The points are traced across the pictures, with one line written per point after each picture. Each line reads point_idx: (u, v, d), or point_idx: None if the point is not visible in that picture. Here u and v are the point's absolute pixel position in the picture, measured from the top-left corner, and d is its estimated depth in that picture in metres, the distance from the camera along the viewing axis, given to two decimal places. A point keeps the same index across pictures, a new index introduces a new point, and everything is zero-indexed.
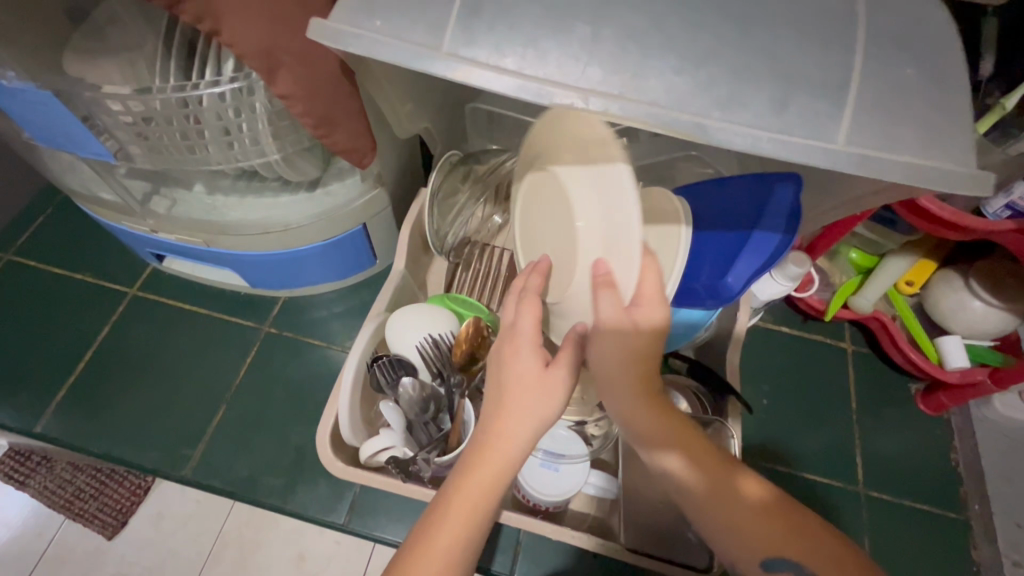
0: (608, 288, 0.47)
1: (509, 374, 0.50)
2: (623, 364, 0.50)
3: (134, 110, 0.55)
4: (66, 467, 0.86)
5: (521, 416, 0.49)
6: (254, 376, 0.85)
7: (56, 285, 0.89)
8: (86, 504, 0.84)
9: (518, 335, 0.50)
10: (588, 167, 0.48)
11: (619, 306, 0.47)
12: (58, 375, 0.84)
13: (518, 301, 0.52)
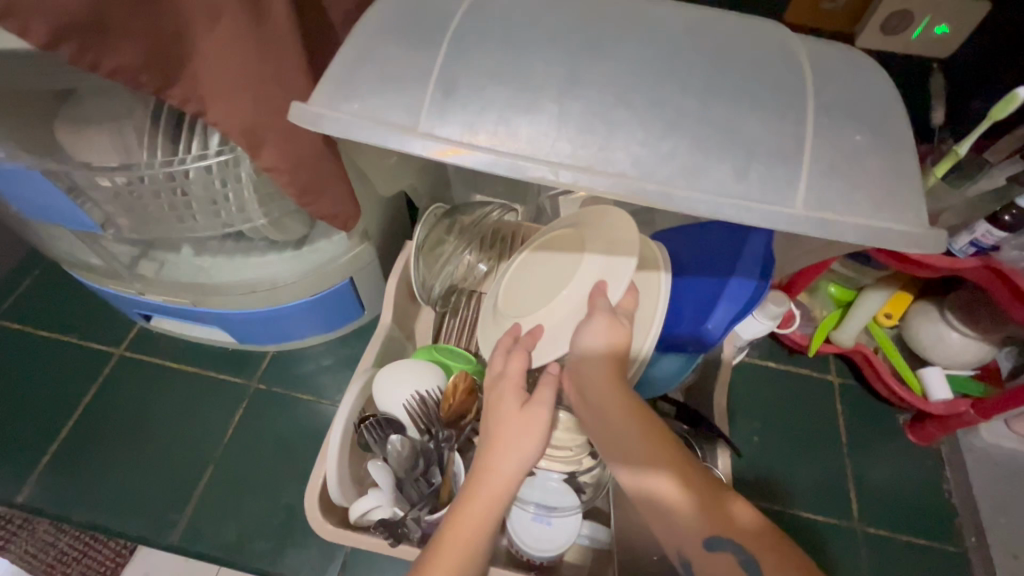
0: (600, 295, 0.55)
1: (495, 416, 0.52)
2: (604, 386, 0.51)
3: (121, 184, 0.57)
4: (49, 527, 0.78)
5: (511, 452, 0.49)
6: (243, 433, 0.84)
7: (43, 347, 0.89)
8: (68, 569, 0.75)
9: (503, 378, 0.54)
10: (607, 254, 0.58)
11: (607, 308, 0.54)
12: (42, 440, 0.82)
13: (507, 354, 0.56)
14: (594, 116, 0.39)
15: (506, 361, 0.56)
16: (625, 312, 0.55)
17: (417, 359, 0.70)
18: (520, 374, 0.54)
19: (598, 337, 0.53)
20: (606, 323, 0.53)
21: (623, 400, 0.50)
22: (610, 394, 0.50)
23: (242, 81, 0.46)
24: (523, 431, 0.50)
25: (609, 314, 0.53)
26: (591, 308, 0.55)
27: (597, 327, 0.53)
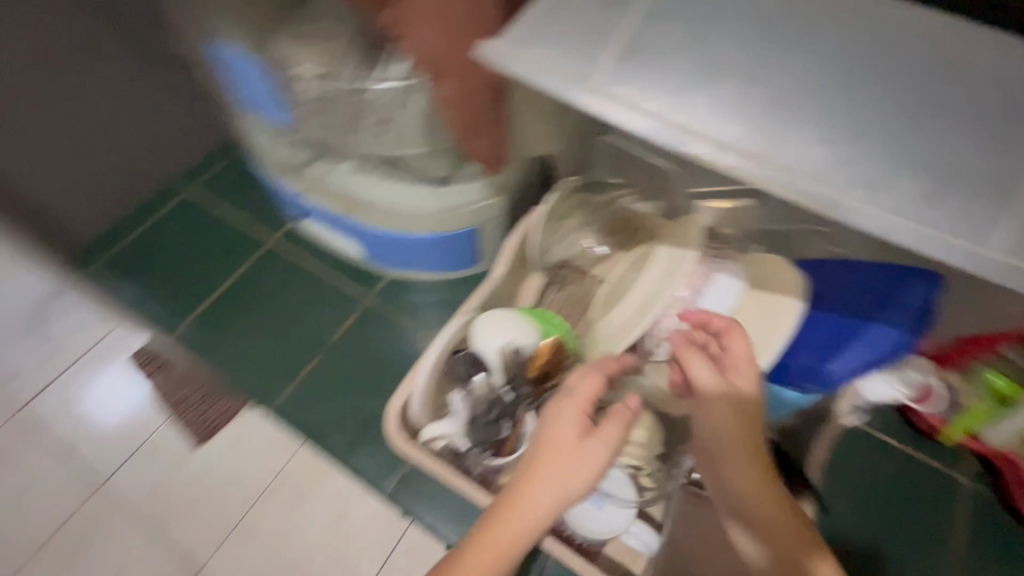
0: (691, 351, 0.54)
1: (547, 435, 0.49)
2: (718, 429, 0.50)
3: (313, 91, 0.66)
4: (182, 372, 0.93)
5: (555, 487, 0.46)
6: (348, 339, 0.93)
7: (219, 219, 1.04)
8: (186, 412, 0.90)
9: (564, 394, 0.52)
10: (678, 247, 0.68)
11: (699, 361, 0.53)
12: (203, 292, 0.99)
13: (583, 372, 0.54)
14: (773, 106, 0.38)
15: (579, 379, 0.53)
16: (738, 361, 0.53)
17: (517, 314, 0.69)
18: (586, 409, 0.51)
19: (709, 388, 0.51)
20: (713, 375, 0.52)
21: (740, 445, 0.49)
22: (726, 445, 0.49)
23: (436, 11, 0.48)
24: (577, 472, 0.47)
25: (712, 363, 0.53)
26: (682, 361, 0.54)
27: (707, 380, 0.52)
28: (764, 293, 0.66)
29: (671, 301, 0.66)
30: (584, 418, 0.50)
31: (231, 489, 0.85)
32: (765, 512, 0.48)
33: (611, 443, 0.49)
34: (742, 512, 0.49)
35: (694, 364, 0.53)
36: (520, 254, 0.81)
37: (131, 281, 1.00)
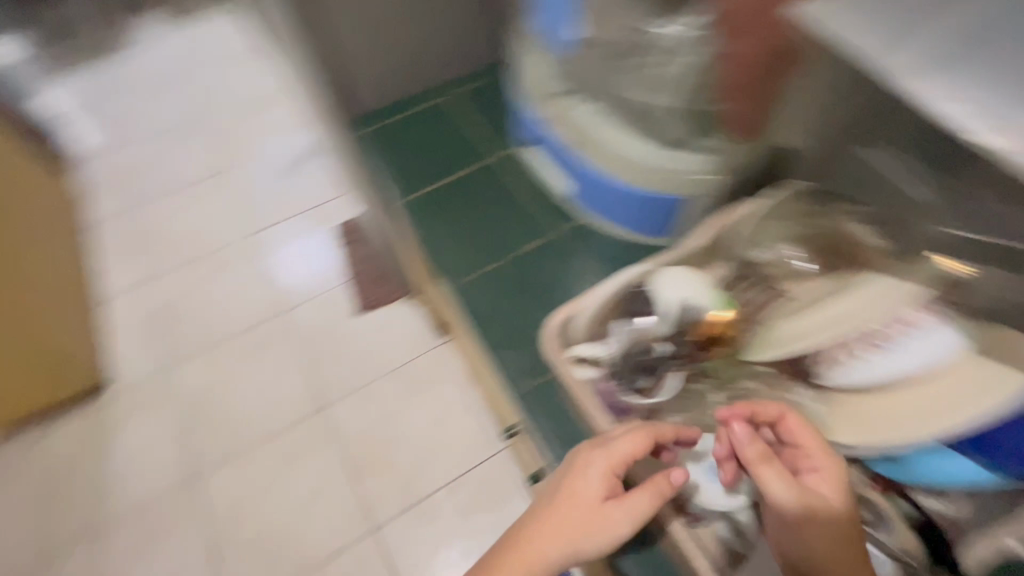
0: (764, 460, 0.60)
1: (577, 487, 0.64)
2: (790, 522, 0.58)
3: (610, 30, 0.78)
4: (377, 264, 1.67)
5: (568, 535, 0.61)
6: (530, 259, 1.02)
7: (463, 122, 1.17)
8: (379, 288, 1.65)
9: (598, 449, 0.65)
10: (884, 290, 0.63)
11: (780, 469, 0.60)
12: (429, 177, 1.12)
13: (627, 430, 0.65)
14: None
15: (624, 434, 0.66)
16: (811, 472, 0.60)
17: (700, 275, 0.71)
18: (614, 468, 0.64)
19: (788, 496, 0.58)
20: (791, 487, 0.58)
21: (817, 526, 0.57)
22: (801, 530, 0.57)
23: None
24: (597, 523, 0.62)
25: (786, 472, 0.59)
26: (758, 471, 0.60)
27: (779, 484, 0.59)
28: (982, 365, 0.59)
29: (864, 329, 0.64)
30: (611, 474, 0.64)
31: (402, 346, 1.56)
32: None
33: (631, 506, 0.62)
34: None
35: (769, 471, 0.60)
36: (710, 243, 0.80)
37: (373, 151, 1.16)
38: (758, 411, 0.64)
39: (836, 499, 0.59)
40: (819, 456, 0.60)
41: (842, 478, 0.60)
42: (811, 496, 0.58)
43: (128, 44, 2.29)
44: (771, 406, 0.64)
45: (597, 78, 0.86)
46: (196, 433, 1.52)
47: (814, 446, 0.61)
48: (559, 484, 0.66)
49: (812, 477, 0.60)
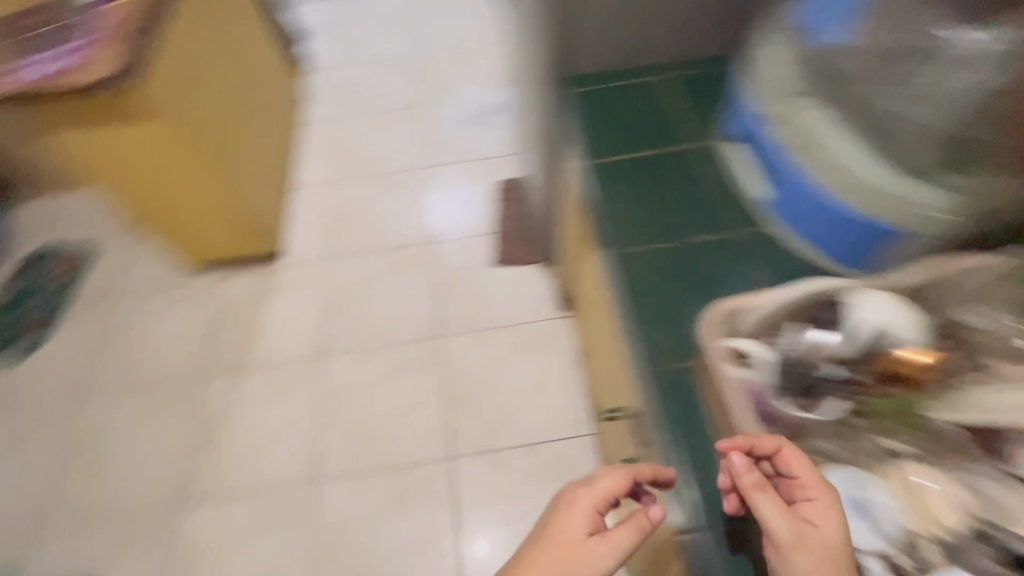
0: (761, 492, 0.59)
1: (562, 526, 0.74)
2: (785, 555, 0.57)
3: (883, 44, 0.80)
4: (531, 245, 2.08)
5: (553, 566, 0.70)
6: (704, 250, 0.95)
7: (668, 104, 1.13)
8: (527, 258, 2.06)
9: (582, 488, 0.76)
10: None
11: (773, 497, 0.59)
12: (619, 147, 1.09)
13: (606, 473, 0.78)
14: None
15: (602, 478, 0.78)
16: (805, 507, 0.59)
17: (899, 303, 0.68)
18: (594, 505, 0.75)
19: (781, 523, 0.57)
20: (783, 514, 0.58)
21: (812, 560, 0.55)
22: (796, 562, 0.56)
23: None
24: (583, 556, 0.71)
25: (777, 499, 0.59)
26: (754, 500, 0.59)
27: (774, 511, 0.58)
28: None
29: None
30: (592, 511, 0.75)
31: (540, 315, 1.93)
32: None
33: (613, 541, 0.72)
34: None
35: (763, 495, 0.59)
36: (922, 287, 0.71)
37: (571, 111, 1.16)
38: (758, 441, 0.62)
39: (831, 530, 0.57)
40: (814, 489, 0.59)
41: (837, 512, 0.58)
42: (803, 527, 0.57)
43: (401, 27, 2.93)
44: (769, 439, 0.62)
45: (857, 83, 0.83)
46: (346, 323, 1.96)
47: (810, 479, 0.59)
48: (546, 521, 0.76)
49: (807, 508, 0.59)
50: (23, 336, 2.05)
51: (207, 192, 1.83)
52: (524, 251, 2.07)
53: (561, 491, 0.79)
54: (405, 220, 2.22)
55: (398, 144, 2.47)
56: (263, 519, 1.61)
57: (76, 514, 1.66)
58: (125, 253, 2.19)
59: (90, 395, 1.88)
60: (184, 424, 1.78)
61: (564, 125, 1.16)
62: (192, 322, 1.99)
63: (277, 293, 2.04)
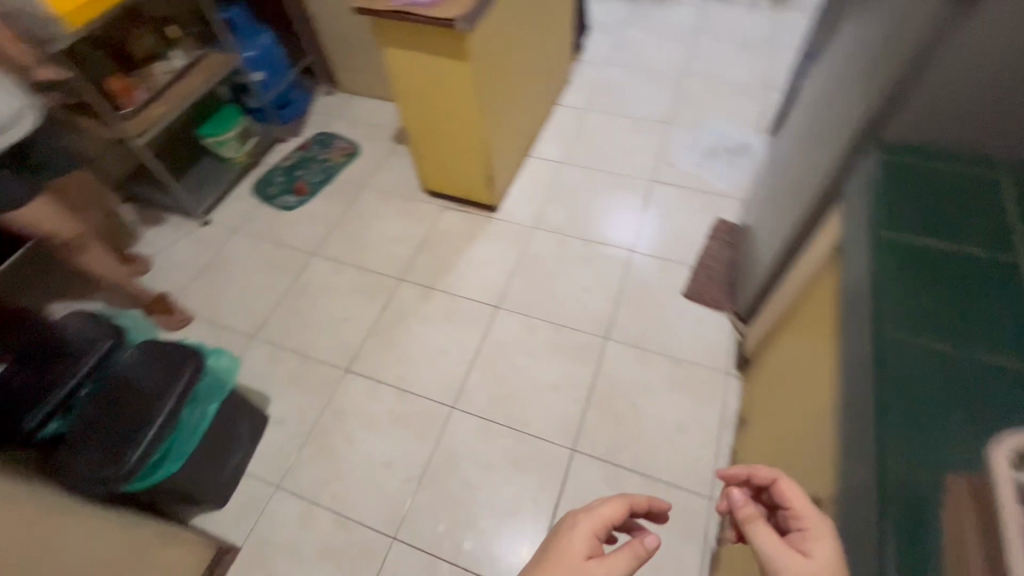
0: (759, 521, 0.82)
1: (564, 548, 0.85)
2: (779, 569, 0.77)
3: None
4: (727, 292, 2.00)
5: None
6: (1000, 371, 0.79)
7: (1002, 205, 0.99)
8: (718, 302, 1.98)
9: (584, 514, 0.89)
10: None
11: (766, 524, 0.81)
12: (926, 230, 0.97)
13: (606, 500, 0.91)
14: None
15: (601, 506, 0.90)
16: (799, 528, 0.82)
17: None
18: (596, 529, 0.87)
19: (773, 543, 0.79)
20: (777, 540, 0.79)
21: (801, 569, 0.75)
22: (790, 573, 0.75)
23: None
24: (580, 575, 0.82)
25: (770, 527, 0.81)
26: (751, 524, 0.82)
27: (768, 535, 0.80)
28: None
29: None
30: (594, 533, 0.88)
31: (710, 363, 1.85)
32: None
33: (609, 564, 0.83)
34: None
35: (758, 520, 0.82)
36: None
37: (878, 174, 1.07)
38: (755, 475, 0.91)
39: (821, 554, 0.76)
40: (812, 519, 0.81)
41: (829, 537, 0.77)
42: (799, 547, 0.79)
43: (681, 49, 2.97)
44: (767, 473, 0.90)
45: None
46: (528, 289, 2.08)
47: (802, 506, 0.83)
48: (552, 538, 0.88)
49: (805, 536, 0.80)
50: (294, 192, 2.48)
51: (471, 144, 2.05)
52: (719, 296, 2.00)
53: (567, 514, 0.92)
54: (614, 223, 2.28)
55: (635, 150, 2.53)
56: (400, 416, 1.80)
57: (275, 340, 2.02)
58: (380, 159, 2.59)
59: (315, 256, 2.25)
60: (371, 311, 2.07)
61: (864, 186, 1.08)
62: (408, 235, 2.29)
63: (481, 239, 2.25)
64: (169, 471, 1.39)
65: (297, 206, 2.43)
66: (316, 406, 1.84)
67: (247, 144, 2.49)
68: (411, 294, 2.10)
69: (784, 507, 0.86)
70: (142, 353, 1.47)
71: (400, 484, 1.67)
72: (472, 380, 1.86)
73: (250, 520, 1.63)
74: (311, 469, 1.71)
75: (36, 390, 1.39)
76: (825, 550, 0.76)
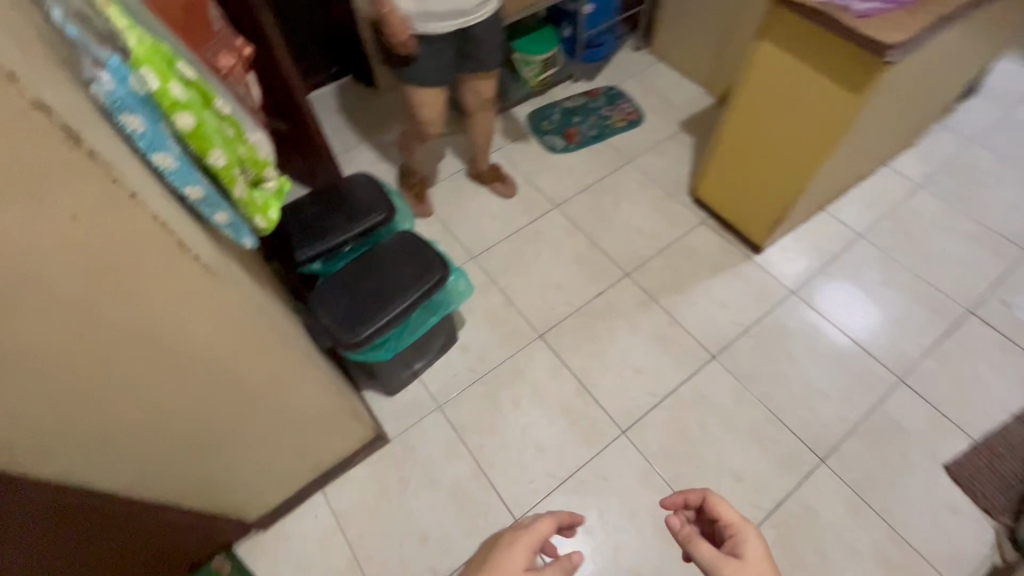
0: (697, 540, 0.84)
1: (502, 560, 0.86)
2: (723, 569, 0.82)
3: None
4: (1006, 495, 1.54)
5: None
6: None
7: None
8: (987, 499, 1.54)
9: (521, 531, 0.89)
10: None
11: (692, 534, 0.85)
12: None
13: (539, 519, 0.91)
14: None
15: (536, 522, 0.91)
16: (733, 540, 0.86)
17: None
18: (533, 544, 0.88)
19: (709, 554, 0.83)
20: (716, 553, 0.83)
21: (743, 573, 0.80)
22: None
23: None
24: None
25: (697, 538, 0.84)
26: (690, 540, 0.85)
27: (704, 547, 0.84)
28: None
29: None
30: (531, 550, 0.88)
31: (942, 566, 1.46)
32: None
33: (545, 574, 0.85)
34: None
35: (692, 536, 0.85)
36: None
37: None
38: (688, 495, 0.94)
39: (757, 561, 0.82)
40: (753, 537, 0.86)
41: (764, 546, 0.85)
42: (737, 551, 0.85)
43: None
44: (697, 493, 0.93)
45: None
46: (755, 356, 1.81)
47: (730, 515, 0.89)
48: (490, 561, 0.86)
49: (743, 543, 0.85)
50: (564, 136, 2.39)
51: (787, 178, 1.75)
52: (992, 492, 1.55)
53: (504, 531, 0.91)
54: (890, 334, 1.85)
55: (961, 261, 2.00)
56: (569, 410, 1.72)
57: (490, 268, 2.03)
58: (660, 139, 2.38)
59: (557, 209, 2.18)
60: (586, 290, 1.96)
61: None
62: (653, 233, 2.10)
63: (727, 275, 1.99)
64: (378, 356, 1.44)
65: (561, 151, 2.35)
66: (500, 355, 1.83)
67: (542, 75, 2.40)
68: (630, 295, 1.95)
69: (714, 519, 0.91)
70: (398, 241, 1.53)
71: (542, 475, 1.62)
72: (653, 417, 1.70)
73: (405, 422, 1.71)
74: (472, 411, 1.73)
75: (316, 228, 1.53)
76: (757, 552, 0.84)
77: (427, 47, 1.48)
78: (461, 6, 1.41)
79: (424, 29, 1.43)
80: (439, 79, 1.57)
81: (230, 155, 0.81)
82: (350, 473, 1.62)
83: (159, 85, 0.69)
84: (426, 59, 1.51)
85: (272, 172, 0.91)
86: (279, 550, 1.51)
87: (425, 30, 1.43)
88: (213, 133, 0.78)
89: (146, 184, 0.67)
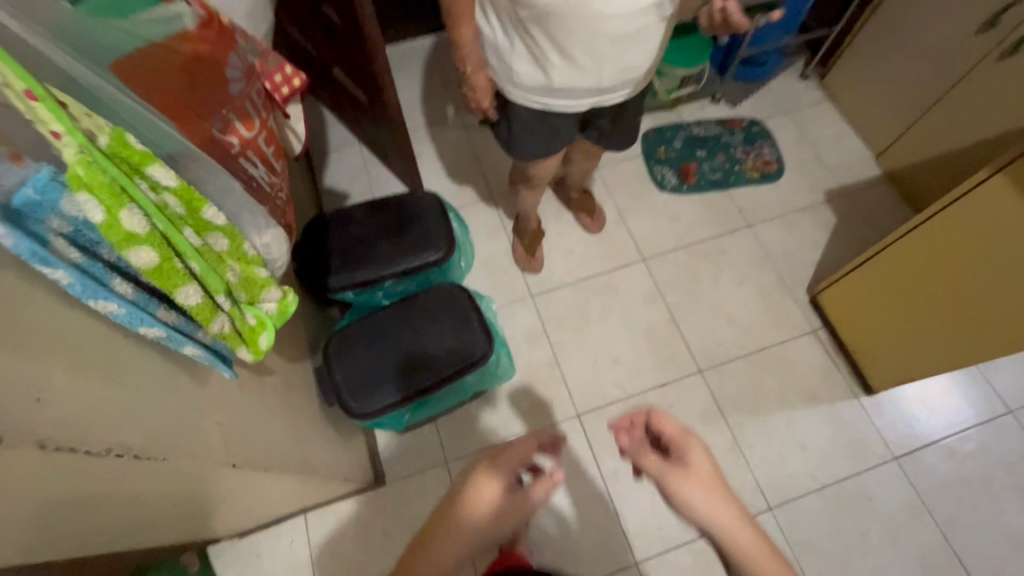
0: (645, 454, 0.74)
1: (487, 471, 0.71)
2: (670, 488, 0.70)
3: None
4: None
5: (476, 506, 0.68)
6: None
7: None
8: None
9: (500, 447, 0.75)
10: None
11: (639, 446, 0.75)
12: None
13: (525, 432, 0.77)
14: None
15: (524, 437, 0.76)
16: (676, 451, 0.74)
17: None
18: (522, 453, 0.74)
19: (654, 465, 0.73)
20: (661, 464, 0.72)
21: (692, 486, 0.69)
22: (687, 494, 0.69)
23: None
24: (496, 511, 0.68)
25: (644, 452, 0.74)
26: (639, 456, 0.75)
27: (652, 457, 0.73)
28: None
29: None
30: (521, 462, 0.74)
31: None
32: (740, 536, 0.66)
33: (529, 494, 0.71)
34: (722, 542, 0.67)
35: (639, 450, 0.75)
36: None
37: None
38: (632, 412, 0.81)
39: (703, 467, 0.71)
40: (694, 445, 0.73)
41: (709, 452, 0.73)
42: (681, 459, 0.73)
43: None
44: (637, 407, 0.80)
45: None
46: (821, 523, 1.50)
47: (671, 423, 0.76)
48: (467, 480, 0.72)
49: (690, 451, 0.73)
50: (679, 172, 1.99)
51: (946, 336, 1.36)
52: None
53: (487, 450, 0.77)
54: (1002, 550, 1.48)
55: None
56: (585, 512, 1.52)
57: (547, 314, 1.76)
58: (795, 207, 1.94)
59: (643, 263, 1.84)
60: (646, 376, 1.68)
61: None
62: (749, 328, 1.75)
63: (821, 410, 1.63)
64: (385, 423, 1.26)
65: (671, 190, 1.96)
66: (528, 424, 1.62)
67: (676, 92, 1.99)
68: (696, 399, 1.65)
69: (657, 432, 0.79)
70: (444, 295, 1.29)
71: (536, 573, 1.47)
72: (678, 554, 1.48)
73: (406, 468, 1.57)
74: None
75: (358, 254, 1.31)
76: (702, 458, 0.72)
77: (539, 120, 1.13)
78: (602, 83, 1.04)
79: (545, 105, 1.08)
80: (544, 155, 1.22)
81: (216, 280, 0.59)
82: (337, 506, 1.52)
83: (106, 218, 0.46)
84: (533, 135, 1.16)
85: (272, 285, 0.69)
86: (249, 565, 1.46)
87: (546, 106, 1.08)
88: (188, 262, 0.55)
89: (56, 396, 0.47)
